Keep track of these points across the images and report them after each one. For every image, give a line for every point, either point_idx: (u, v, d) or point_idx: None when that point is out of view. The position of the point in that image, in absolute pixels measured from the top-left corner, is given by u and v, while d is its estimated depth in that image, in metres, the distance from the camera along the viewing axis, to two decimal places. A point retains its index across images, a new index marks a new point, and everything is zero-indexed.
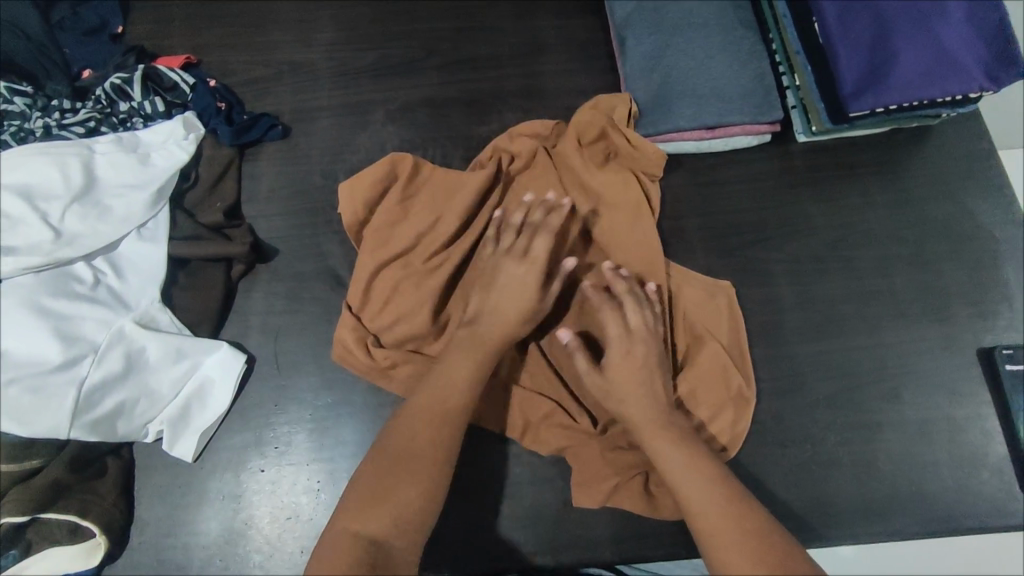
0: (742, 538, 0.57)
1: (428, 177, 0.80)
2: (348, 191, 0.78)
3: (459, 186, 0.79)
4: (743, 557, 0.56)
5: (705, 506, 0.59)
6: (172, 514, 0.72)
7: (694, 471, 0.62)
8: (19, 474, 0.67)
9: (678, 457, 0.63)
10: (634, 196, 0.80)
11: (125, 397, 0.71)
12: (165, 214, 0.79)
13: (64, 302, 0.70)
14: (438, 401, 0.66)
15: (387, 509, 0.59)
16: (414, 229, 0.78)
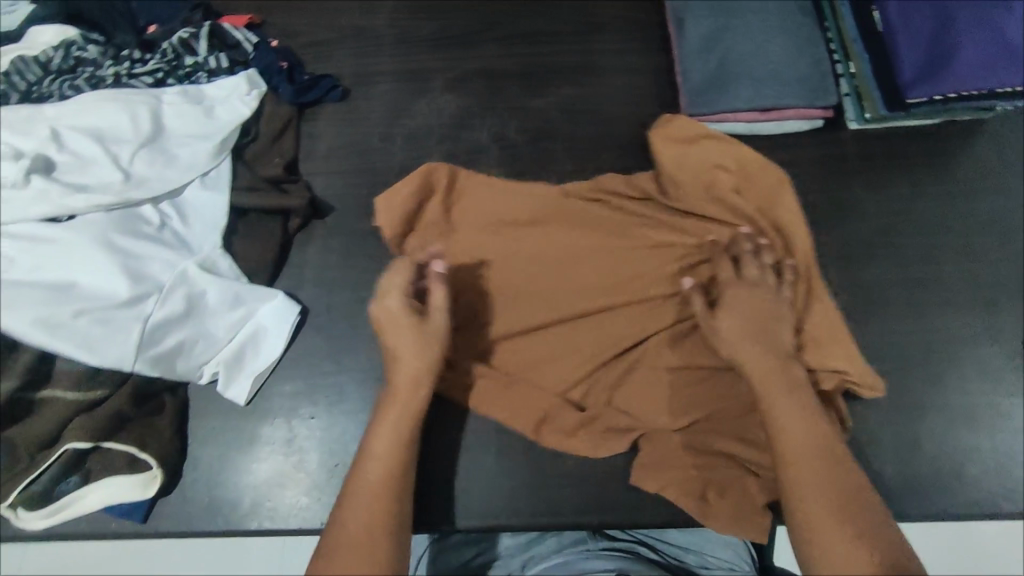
0: (839, 501, 0.59)
1: (478, 187, 0.81)
2: (386, 203, 0.78)
3: (508, 196, 0.81)
4: (843, 531, 0.57)
5: (808, 473, 0.61)
6: (225, 453, 0.74)
7: (815, 439, 0.63)
8: (83, 404, 0.69)
9: (792, 411, 0.65)
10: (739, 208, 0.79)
11: (184, 337, 0.73)
12: (227, 165, 0.81)
13: (133, 240, 0.72)
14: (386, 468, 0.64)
15: None
16: (473, 232, 0.80)
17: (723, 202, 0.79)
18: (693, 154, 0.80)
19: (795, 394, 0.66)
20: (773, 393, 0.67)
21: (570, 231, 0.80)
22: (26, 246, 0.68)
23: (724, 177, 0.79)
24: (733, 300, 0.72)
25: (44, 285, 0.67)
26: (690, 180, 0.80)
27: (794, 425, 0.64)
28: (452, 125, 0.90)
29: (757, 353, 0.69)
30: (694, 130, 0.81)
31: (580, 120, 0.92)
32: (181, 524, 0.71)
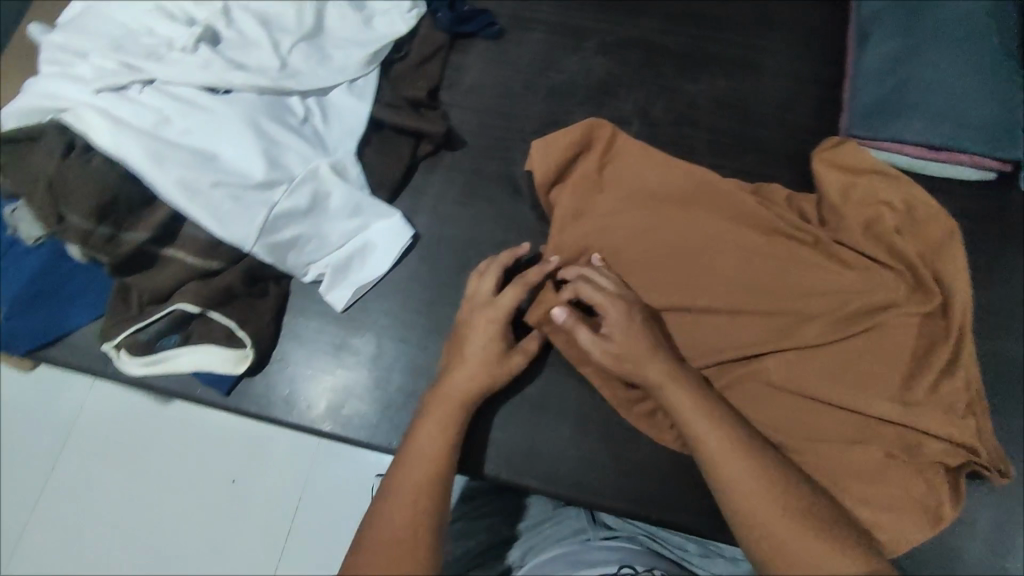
0: (759, 484, 0.56)
1: (640, 152, 0.82)
2: (540, 149, 0.80)
3: (669, 169, 0.82)
4: (769, 506, 0.55)
5: (733, 472, 0.57)
6: (313, 352, 0.76)
7: (759, 483, 0.56)
8: (200, 271, 0.71)
9: (686, 399, 0.61)
10: (896, 247, 0.76)
11: (301, 233, 0.74)
12: (375, 76, 0.81)
13: (277, 127, 0.73)
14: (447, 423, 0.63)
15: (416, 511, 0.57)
16: (625, 197, 0.81)
17: (880, 240, 0.77)
18: (864, 189, 0.78)
19: (723, 430, 0.59)
20: (690, 419, 0.60)
21: (712, 225, 0.79)
22: (182, 108, 0.70)
23: (889, 215, 0.77)
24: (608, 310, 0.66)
25: (190, 150, 0.69)
26: (854, 207, 0.78)
27: (732, 469, 0.57)
28: (597, 89, 0.88)
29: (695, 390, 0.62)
30: (861, 159, 0.79)
31: (729, 113, 0.87)
32: (259, 407, 0.74)
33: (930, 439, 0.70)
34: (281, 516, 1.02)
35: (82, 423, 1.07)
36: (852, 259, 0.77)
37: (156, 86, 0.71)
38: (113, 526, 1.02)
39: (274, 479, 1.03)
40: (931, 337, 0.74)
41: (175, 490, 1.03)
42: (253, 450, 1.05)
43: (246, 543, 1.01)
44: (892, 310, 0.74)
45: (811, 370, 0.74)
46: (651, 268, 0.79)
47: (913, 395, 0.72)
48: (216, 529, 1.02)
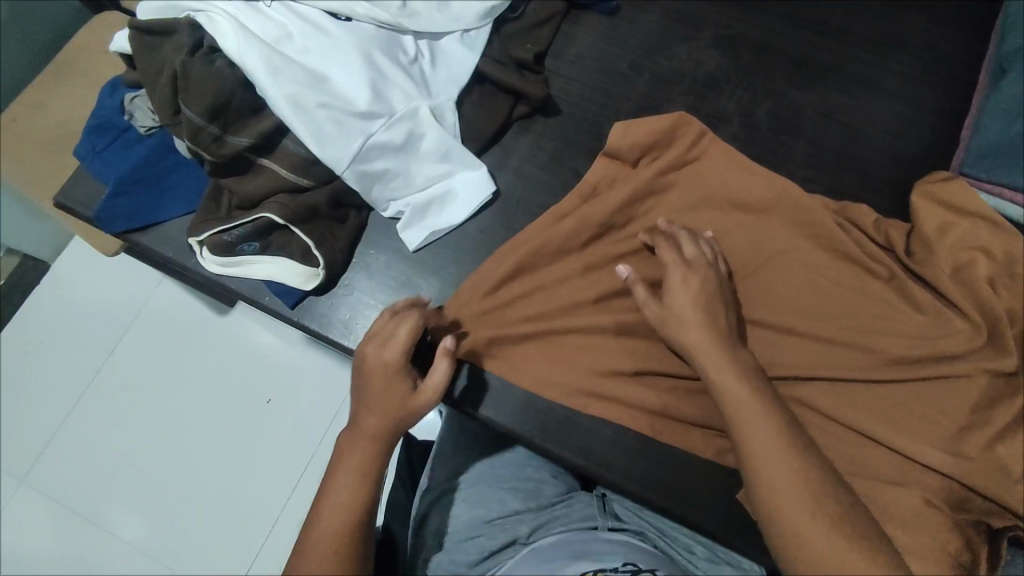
0: (794, 483, 0.56)
1: (730, 153, 0.80)
2: (621, 131, 0.79)
3: (761, 176, 0.79)
4: (802, 505, 0.55)
5: (775, 466, 0.56)
6: (377, 285, 0.78)
7: (803, 487, 0.55)
8: (290, 184, 0.74)
9: (738, 391, 0.61)
10: (980, 298, 0.73)
11: (390, 168, 0.76)
12: (487, 30, 0.82)
13: (388, 62, 0.75)
14: (381, 423, 0.63)
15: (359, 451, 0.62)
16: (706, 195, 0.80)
17: (967, 286, 0.74)
18: (958, 233, 0.74)
19: (778, 429, 0.59)
20: (744, 413, 0.60)
21: (788, 239, 0.78)
22: (305, 28, 0.73)
23: (986, 262, 0.73)
24: (685, 280, 0.69)
25: (305, 68, 0.72)
26: (946, 247, 0.75)
27: (785, 474, 0.56)
28: (703, 81, 0.86)
29: (755, 385, 0.62)
30: (969, 200, 0.75)
31: (834, 129, 0.84)
32: (318, 326, 0.77)
33: (975, 497, 0.68)
34: (308, 442, 1.06)
35: (146, 315, 1.15)
36: (933, 303, 0.74)
37: (284, 2, 0.74)
38: (155, 416, 1.09)
39: (306, 405, 1.08)
40: (992, 394, 0.70)
41: (216, 393, 1.09)
42: (292, 373, 1.10)
43: (270, 458, 1.06)
44: (958, 354, 0.71)
45: (864, 404, 0.72)
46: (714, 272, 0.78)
47: (964, 448, 0.69)
48: (245, 439, 1.07)
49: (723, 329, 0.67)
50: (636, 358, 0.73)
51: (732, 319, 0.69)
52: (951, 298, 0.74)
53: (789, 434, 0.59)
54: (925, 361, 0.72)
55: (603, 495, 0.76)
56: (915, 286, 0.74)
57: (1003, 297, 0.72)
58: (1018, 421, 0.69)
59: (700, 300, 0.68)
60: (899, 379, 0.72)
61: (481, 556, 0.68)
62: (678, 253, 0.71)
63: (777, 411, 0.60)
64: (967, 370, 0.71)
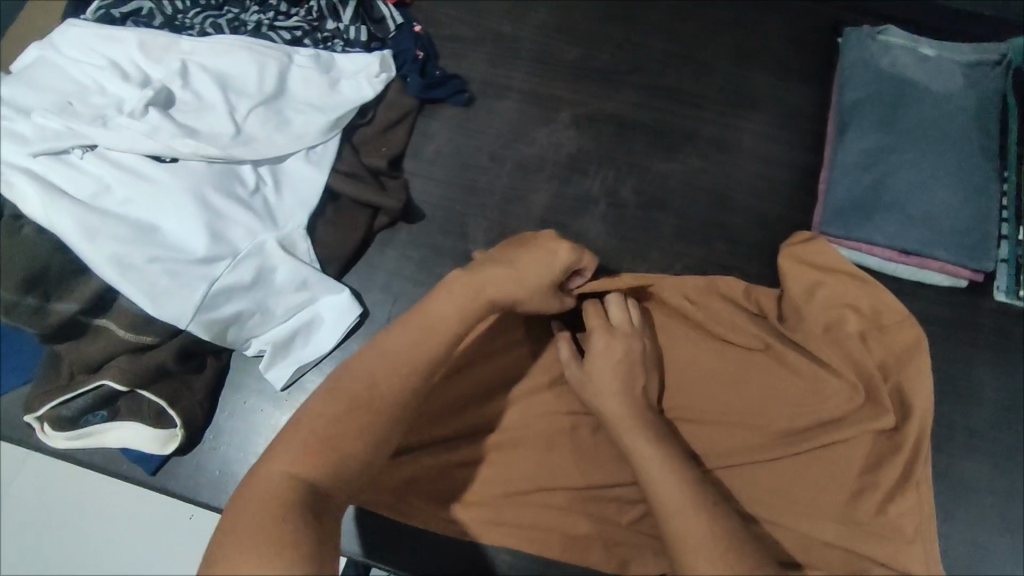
0: (708, 540, 0.56)
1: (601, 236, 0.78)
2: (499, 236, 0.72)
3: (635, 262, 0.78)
4: (715, 563, 0.54)
5: (688, 529, 0.57)
6: (247, 433, 0.74)
7: (717, 549, 0.55)
8: (132, 345, 0.68)
9: (652, 455, 0.63)
10: (847, 360, 0.74)
11: (242, 309, 0.71)
12: (334, 143, 0.79)
13: (224, 199, 0.70)
14: (391, 389, 0.53)
15: (341, 437, 0.51)
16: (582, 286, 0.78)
17: (838, 347, 0.74)
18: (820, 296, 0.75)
19: (693, 491, 0.60)
20: (658, 478, 0.61)
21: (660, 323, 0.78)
22: (125, 179, 0.67)
23: (852, 321, 0.74)
24: (609, 345, 0.70)
25: (129, 223, 0.66)
26: (815, 310, 0.75)
27: (698, 534, 0.57)
28: (566, 164, 0.85)
29: (662, 445, 0.64)
30: (832, 261, 0.75)
31: (700, 197, 0.85)
32: (186, 489, 0.71)
33: (873, 564, 0.68)
34: None
35: None
36: (812, 371, 0.74)
37: (98, 152, 0.68)
38: None
39: None
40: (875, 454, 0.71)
41: None
42: None
43: None
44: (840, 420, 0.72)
45: (759, 484, 0.71)
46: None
47: (857, 514, 0.69)
48: None
49: (638, 400, 0.68)
50: (528, 472, 0.71)
51: (648, 388, 0.71)
52: (828, 362, 0.74)
53: (699, 498, 0.59)
54: (808, 430, 0.73)
55: None
56: (791, 354, 0.75)
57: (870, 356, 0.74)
58: (904, 478, 0.69)
59: (625, 363, 0.69)
60: (792, 457, 0.71)
61: None
62: (605, 318, 0.72)
63: (690, 478, 0.61)
64: (846, 435, 0.71)
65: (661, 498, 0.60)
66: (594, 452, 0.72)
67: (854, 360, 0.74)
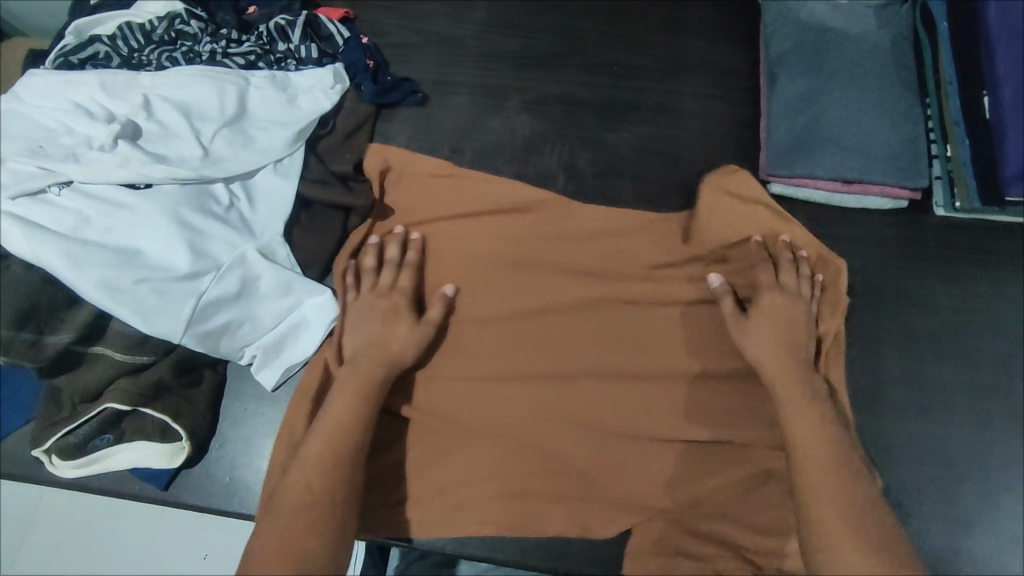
0: (841, 501, 0.60)
1: (499, 225, 0.84)
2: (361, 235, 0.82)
3: (635, 231, 0.84)
4: (846, 522, 0.59)
5: (825, 491, 0.61)
6: (252, 437, 0.76)
7: (842, 477, 0.62)
8: (130, 365, 0.71)
9: (805, 421, 0.67)
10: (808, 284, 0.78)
11: (232, 319, 0.74)
12: (300, 154, 0.83)
13: (201, 217, 0.74)
14: (320, 488, 0.63)
15: (296, 553, 0.58)
16: (553, 259, 0.83)
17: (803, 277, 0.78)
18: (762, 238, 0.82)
19: (835, 456, 0.64)
20: (801, 434, 0.66)
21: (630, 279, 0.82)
22: (105, 209, 0.70)
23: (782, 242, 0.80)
24: (778, 305, 0.75)
25: (113, 249, 0.69)
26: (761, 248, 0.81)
27: (824, 489, 0.61)
28: (522, 146, 0.90)
29: (819, 412, 0.68)
30: (754, 192, 0.83)
31: (651, 160, 0.90)
32: (199, 499, 0.73)
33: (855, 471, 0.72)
34: None
35: None
36: None
37: (75, 187, 0.71)
38: None
39: None
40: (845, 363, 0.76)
41: None
42: None
43: None
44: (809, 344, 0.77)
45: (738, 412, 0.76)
46: (568, 336, 0.80)
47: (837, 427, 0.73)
48: None
49: (796, 352, 0.73)
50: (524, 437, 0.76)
51: (810, 346, 0.75)
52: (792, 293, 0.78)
53: (840, 439, 0.66)
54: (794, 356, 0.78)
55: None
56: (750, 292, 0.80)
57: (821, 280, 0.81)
58: None
59: (796, 319, 0.75)
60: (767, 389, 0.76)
61: None
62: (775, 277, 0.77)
63: (831, 437, 0.66)
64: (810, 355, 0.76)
65: (801, 428, 0.67)
66: (582, 409, 0.77)
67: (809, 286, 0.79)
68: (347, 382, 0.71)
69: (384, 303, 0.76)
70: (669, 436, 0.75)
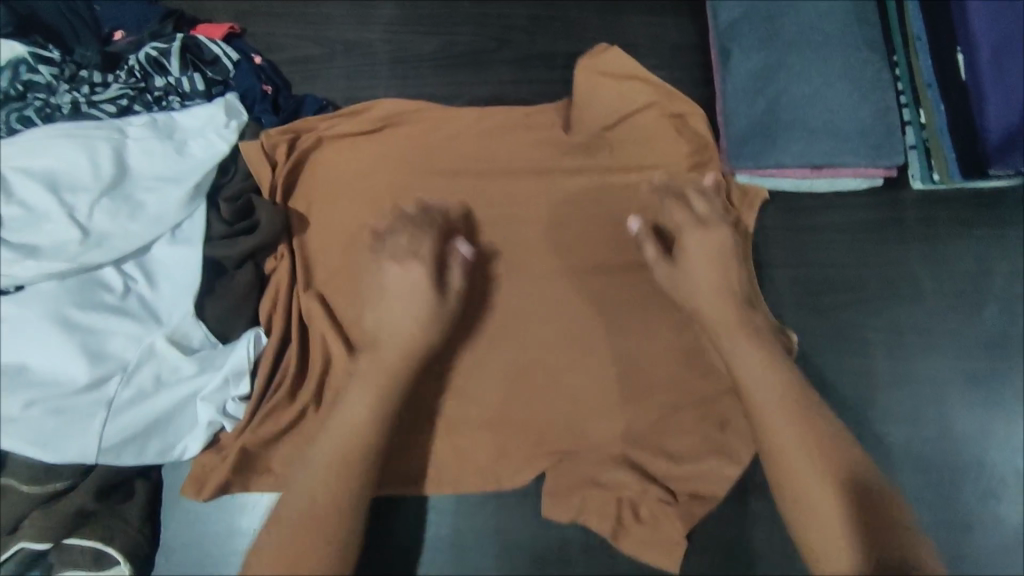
0: (807, 446, 0.61)
1: (395, 134, 0.80)
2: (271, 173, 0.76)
3: (527, 175, 0.79)
4: (814, 476, 0.59)
5: (789, 443, 0.61)
6: (203, 543, 0.70)
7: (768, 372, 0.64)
8: (42, 496, 0.62)
9: (750, 355, 0.66)
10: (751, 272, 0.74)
11: (151, 420, 0.65)
12: (201, 212, 0.72)
13: (92, 314, 0.63)
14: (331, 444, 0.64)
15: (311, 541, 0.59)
16: (509, 299, 0.76)
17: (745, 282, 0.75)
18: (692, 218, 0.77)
19: (785, 402, 0.63)
20: (748, 366, 0.65)
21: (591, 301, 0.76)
22: None
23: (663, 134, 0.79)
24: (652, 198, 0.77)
25: None
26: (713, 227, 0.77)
27: (784, 433, 0.61)
28: None
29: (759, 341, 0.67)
30: (625, 67, 0.79)
31: None
32: None
33: None
34: None
35: None
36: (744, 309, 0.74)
37: None
38: None
39: None
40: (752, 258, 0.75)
41: None
42: None
43: None
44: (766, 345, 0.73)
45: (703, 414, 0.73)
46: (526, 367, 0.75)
47: None
48: None
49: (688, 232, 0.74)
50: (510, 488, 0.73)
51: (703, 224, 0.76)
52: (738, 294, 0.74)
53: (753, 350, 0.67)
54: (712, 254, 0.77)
55: None
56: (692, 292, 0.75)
57: (775, 285, 0.76)
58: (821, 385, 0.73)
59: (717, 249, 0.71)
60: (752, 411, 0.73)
61: None
62: (690, 211, 0.73)
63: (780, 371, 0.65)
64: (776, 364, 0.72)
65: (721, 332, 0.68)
66: (553, 448, 0.73)
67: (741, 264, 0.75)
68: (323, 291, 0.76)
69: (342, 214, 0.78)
70: (630, 445, 0.72)
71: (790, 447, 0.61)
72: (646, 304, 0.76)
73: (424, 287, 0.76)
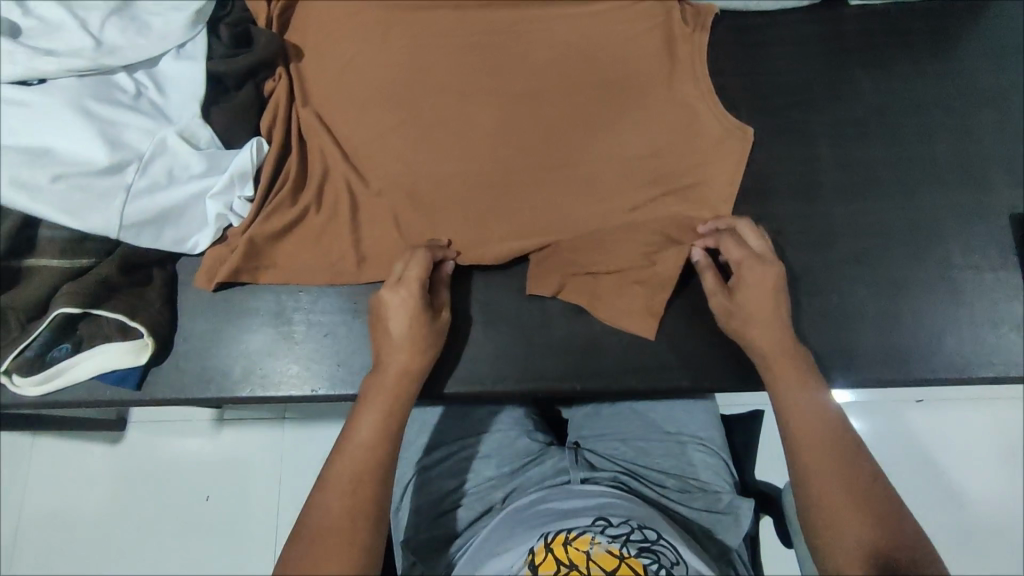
0: (846, 497, 0.61)
1: None
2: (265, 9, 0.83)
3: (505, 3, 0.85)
4: (849, 509, 0.60)
5: (828, 462, 0.62)
6: (215, 327, 0.76)
7: (836, 467, 0.62)
8: (73, 271, 0.69)
9: (802, 412, 0.66)
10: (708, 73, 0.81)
11: (166, 210, 0.71)
12: (202, 36, 0.78)
13: (109, 108, 0.69)
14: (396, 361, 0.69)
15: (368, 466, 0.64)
16: (481, 112, 0.81)
17: (706, 88, 0.81)
18: (652, 31, 0.82)
19: (830, 438, 0.64)
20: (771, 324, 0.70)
21: (562, 111, 0.81)
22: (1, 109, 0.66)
23: None
24: (614, 16, 0.83)
25: (20, 149, 0.65)
26: (671, 40, 0.83)
27: (819, 443, 0.64)
28: None
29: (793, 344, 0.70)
30: None
31: None
32: (174, 392, 0.73)
33: (790, 253, 0.78)
34: (264, 501, 1.10)
35: (50, 471, 1.12)
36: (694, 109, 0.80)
37: None
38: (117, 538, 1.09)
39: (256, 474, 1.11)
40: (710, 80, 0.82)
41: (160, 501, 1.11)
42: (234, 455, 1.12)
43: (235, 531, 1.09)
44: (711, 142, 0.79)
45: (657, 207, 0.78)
46: (498, 173, 0.79)
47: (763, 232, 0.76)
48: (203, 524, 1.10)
49: (645, 47, 0.82)
50: (493, 290, 0.79)
51: (658, 37, 0.82)
52: (692, 93, 0.81)
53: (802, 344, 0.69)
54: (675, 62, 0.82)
55: (576, 447, 0.82)
56: (654, 94, 0.81)
57: (728, 89, 0.83)
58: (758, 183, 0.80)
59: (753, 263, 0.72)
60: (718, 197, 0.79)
61: (463, 527, 0.77)
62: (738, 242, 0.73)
63: (832, 430, 0.64)
64: (728, 157, 0.80)
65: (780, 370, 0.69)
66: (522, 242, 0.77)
67: (694, 71, 0.81)
68: (316, 104, 0.82)
69: (330, 39, 0.83)
70: (591, 234, 0.77)
71: (835, 529, 0.60)
72: (613, 110, 0.81)
73: (408, 99, 0.81)
